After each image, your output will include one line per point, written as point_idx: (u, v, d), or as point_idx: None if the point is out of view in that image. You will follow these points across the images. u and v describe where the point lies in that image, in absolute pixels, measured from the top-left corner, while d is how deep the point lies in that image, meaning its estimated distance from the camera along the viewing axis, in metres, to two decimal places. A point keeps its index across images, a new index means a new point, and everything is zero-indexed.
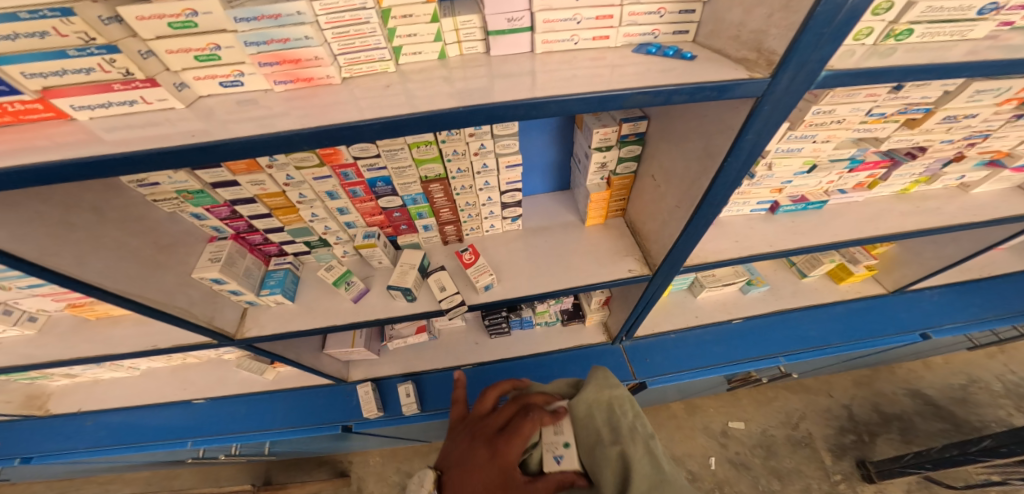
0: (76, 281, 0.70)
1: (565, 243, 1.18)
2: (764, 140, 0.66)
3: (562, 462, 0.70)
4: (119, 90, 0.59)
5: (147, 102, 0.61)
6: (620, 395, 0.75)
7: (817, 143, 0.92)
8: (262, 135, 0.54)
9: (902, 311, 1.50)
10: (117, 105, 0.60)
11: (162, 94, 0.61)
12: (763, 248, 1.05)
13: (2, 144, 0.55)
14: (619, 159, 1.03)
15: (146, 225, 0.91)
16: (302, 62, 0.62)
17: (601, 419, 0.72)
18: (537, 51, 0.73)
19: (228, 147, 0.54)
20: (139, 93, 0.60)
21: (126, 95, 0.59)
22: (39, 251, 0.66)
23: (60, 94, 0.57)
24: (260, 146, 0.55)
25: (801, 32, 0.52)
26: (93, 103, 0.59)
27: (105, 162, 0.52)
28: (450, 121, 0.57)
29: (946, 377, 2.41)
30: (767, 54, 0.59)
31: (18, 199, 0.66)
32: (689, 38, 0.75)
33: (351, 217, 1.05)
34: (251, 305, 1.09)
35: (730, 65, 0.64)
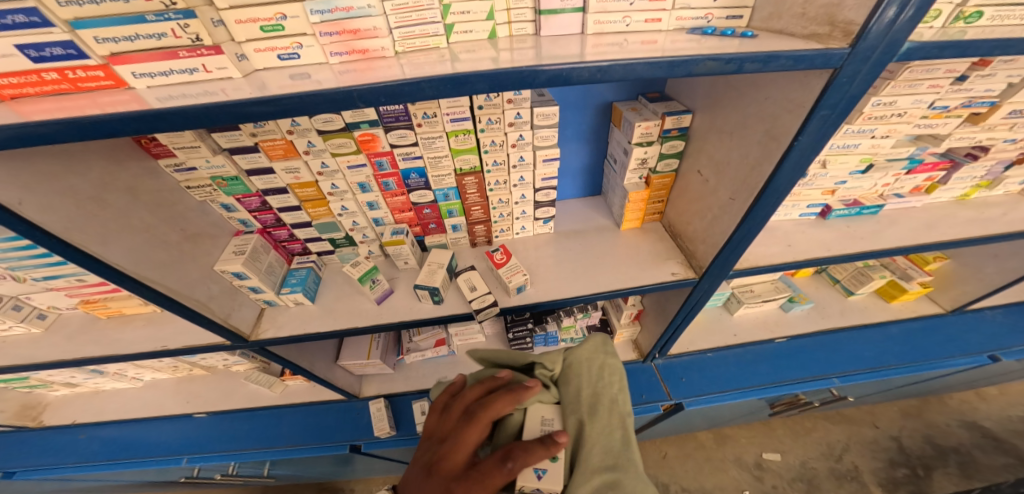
0: (94, 262, 0.66)
1: (600, 247, 1.13)
2: (839, 119, 0.61)
3: (542, 478, 0.62)
4: (184, 56, 0.56)
5: (208, 70, 0.58)
6: (612, 364, 0.73)
7: (876, 138, 0.87)
8: (314, 93, 0.51)
9: (962, 330, 1.38)
10: (178, 74, 0.57)
11: (224, 63, 0.57)
12: (819, 252, 0.98)
13: (58, 109, 0.52)
14: (659, 155, 0.99)
15: (180, 211, 0.86)
16: (359, 32, 0.60)
17: (581, 382, 0.71)
18: (588, 32, 0.70)
19: (275, 110, 0.51)
20: (202, 61, 0.57)
21: (189, 63, 0.56)
22: (65, 226, 0.63)
23: (126, 60, 0.55)
24: (317, 104, 0.51)
25: None
26: (156, 70, 0.57)
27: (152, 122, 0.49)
28: (512, 84, 0.53)
29: (1004, 408, 2.20)
30: (842, 25, 0.55)
31: (57, 171, 0.64)
32: (743, 23, 0.72)
33: (380, 213, 1.01)
34: (269, 305, 1.04)
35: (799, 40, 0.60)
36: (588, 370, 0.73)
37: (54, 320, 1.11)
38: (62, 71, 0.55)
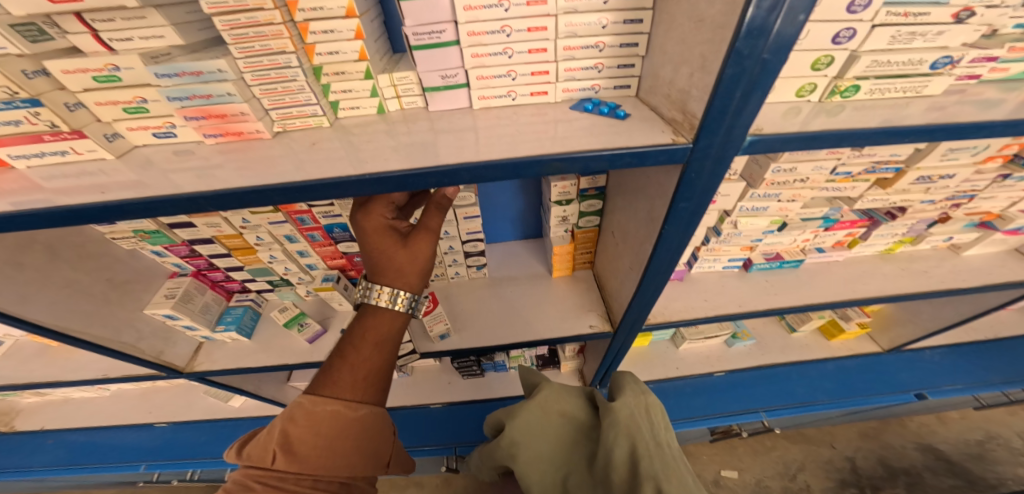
0: (15, 319, 0.68)
1: (529, 295, 1.16)
2: (702, 207, 0.62)
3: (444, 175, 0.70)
4: (49, 140, 0.59)
5: (78, 152, 0.61)
6: (655, 404, 0.67)
7: (783, 202, 0.84)
8: (179, 194, 0.54)
9: (898, 371, 1.40)
10: (50, 155, 0.61)
11: (91, 145, 0.61)
12: (730, 308, 0.99)
13: None
14: (580, 213, 1.00)
15: (104, 262, 0.90)
16: (228, 117, 0.63)
17: (646, 430, 0.61)
18: (475, 106, 0.73)
19: (141, 204, 0.54)
20: (69, 144, 0.59)
21: (57, 146, 0.59)
22: None
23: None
24: (160, 208, 0.55)
25: (713, 96, 0.48)
26: (29, 153, 0.60)
27: (27, 215, 0.53)
28: (358, 191, 0.58)
29: (961, 432, 2.25)
30: (690, 116, 0.55)
31: None
32: (632, 92, 0.72)
33: (312, 259, 1.05)
34: (207, 340, 1.05)
35: (660, 126, 0.60)
36: (636, 413, 0.64)
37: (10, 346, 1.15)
38: None
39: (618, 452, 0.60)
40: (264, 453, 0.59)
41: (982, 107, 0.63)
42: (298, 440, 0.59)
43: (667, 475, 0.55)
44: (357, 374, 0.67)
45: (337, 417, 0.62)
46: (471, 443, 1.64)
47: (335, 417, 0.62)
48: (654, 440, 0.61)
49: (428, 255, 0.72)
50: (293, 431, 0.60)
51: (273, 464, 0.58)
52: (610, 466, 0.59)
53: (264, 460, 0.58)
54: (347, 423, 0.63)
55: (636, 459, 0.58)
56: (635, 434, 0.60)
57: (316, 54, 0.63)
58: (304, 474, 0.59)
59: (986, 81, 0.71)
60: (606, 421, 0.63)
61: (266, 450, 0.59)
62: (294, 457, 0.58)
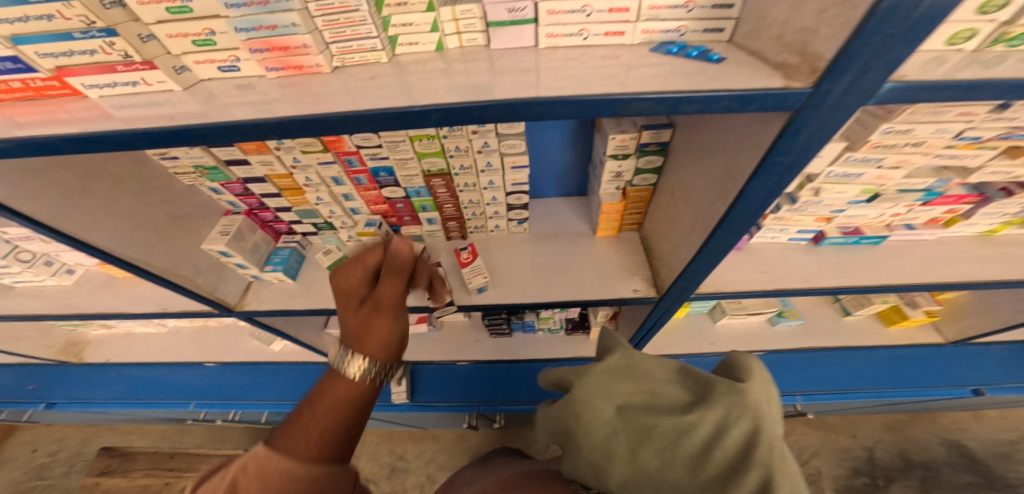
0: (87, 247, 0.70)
1: (571, 253, 1.14)
2: (802, 161, 0.53)
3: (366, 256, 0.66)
4: (121, 70, 0.56)
5: (148, 84, 0.58)
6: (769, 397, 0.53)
7: (883, 168, 0.74)
8: (243, 120, 0.53)
9: (954, 364, 1.32)
10: (122, 86, 0.58)
11: (160, 76, 0.57)
12: (794, 283, 0.93)
13: (28, 118, 0.57)
14: (636, 169, 0.94)
15: (166, 196, 0.90)
16: (290, 49, 0.59)
17: (769, 419, 0.48)
18: (541, 45, 0.66)
19: (214, 131, 0.53)
20: (140, 75, 0.57)
21: (129, 77, 0.57)
22: (54, 213, 0.67)
23: (70, 72, 0.55)
24: (227, 135, 0.53)
25: (857, 33, 0.38)
26: (101, 83, 0.57)
27: (104, 138, 0.52)
28: (421, 123, 0.54)
29: (995, 431, 2.18)
30: (811, 58, 0.44)
31: (42, 167, 0.66)
32: (724, 37, 0.62)
33: (356, 203, 1.04)
34: (255, 279, 1.08)
35: (764, 72, 0.50)
36: (763, 399, 0.49)
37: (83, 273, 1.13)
38: (24, 81, 0.57)
39: (731, 432, 0.46)
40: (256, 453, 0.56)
41: None
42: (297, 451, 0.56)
43: (783, 475, 0.43)
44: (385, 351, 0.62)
45: (290, 474, 0.48)
46: (496, 402, 1.68)
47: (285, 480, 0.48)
48: (771, 433, 0.47)
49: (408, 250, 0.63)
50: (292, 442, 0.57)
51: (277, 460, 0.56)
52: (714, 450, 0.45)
53: None
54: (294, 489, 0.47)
55: (752, 445, 0.44)
56: (759, 422, 0.46)
57: None
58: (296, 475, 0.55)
59: None
60: (725, 386, 0.48)
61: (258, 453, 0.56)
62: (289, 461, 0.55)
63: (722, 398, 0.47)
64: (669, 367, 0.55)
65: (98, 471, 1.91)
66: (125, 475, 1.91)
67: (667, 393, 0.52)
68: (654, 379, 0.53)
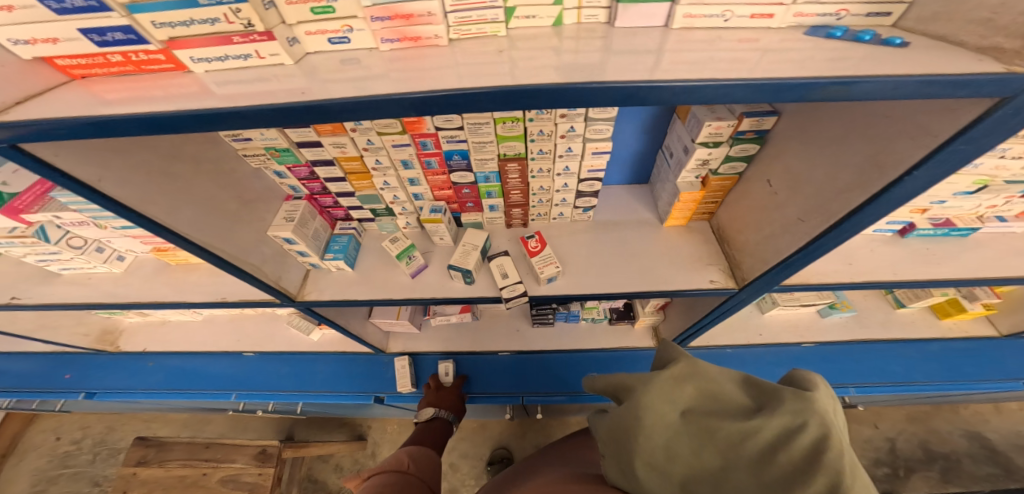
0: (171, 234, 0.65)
1: (639, 242, 1.11)
2: (978, 152, 0.49)
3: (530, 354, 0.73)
4: (236, 42, 0.49)
5: (261, 57, 0.52)
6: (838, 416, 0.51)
7: (1005, 158, 0.69)
8: (372, 97, 0.48)
9: (1011, 358, 1.31)
10: (233, 60, 0.52)
11: (275, 49, 0.51)
12: (884, 275, 0.89)
13: (120, 95, 0.50)
14: (725, 157, 0.90)
15: (237, 179, 0.82)
16: (412, 18, 0.52)
17: (840, 433, 0.46)
18: (675, 26, 0.61)
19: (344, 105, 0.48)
20: (255, 47, 0.50)
21: (243, 49, 0.50)
22: (142, 197, 0.62)
23: (182, 45, 0.49)
24: (365, 109, 0.49)
25: None
26: (211, 56, 0.51)
27: (219, 115, 0.47)
28: (569, 100, 0.50)
29: (1016, 423, 2.24)
30: None
31: (124, 147, 0.61)
32: (888, 22, 0.55)
33: (420, 188, 0.99)
34: (314, 267, 1.03)
35: (971, 55, 0.44)
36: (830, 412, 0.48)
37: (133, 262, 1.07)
38: (126, 53, 0.50)
39: (799, 437, 0.45)
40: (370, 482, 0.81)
41: None
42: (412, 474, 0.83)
43: (857, 484, 0.41)
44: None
45: None
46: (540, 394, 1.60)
47: None
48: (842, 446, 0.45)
49: None
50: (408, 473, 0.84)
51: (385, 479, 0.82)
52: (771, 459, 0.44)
53: None
54: None
55: (822, 451, 0.43)
56: (828, 428, 0.45)
57: None
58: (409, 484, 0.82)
59: None
60: (787, 394, 0.48)
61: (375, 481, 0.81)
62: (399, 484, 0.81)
63: (787, 406, 0.47)
64: (733, 377, 0.55)
65: (135, 462, 1.88)
66: (162, 465, 1.87)
67: (729, 399, 0.52)
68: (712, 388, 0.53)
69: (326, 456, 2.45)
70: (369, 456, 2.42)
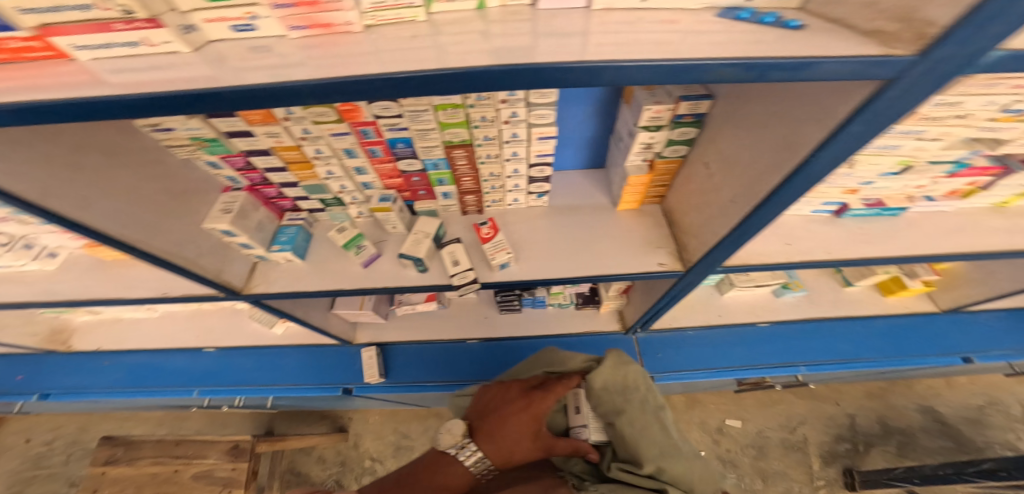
0: (84, 229, 0.62)
1: (592, 226, 1.12)
2: (870, 136, 0.51)
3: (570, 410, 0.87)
4: (121, 28, 0.46)
5: (151, 44, 0.48)
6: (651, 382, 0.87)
7: (923, 141, 0.72)
8: (265, 85, 0.45)
9: (951, 333, 1.38)
10: (120, 47, 0.48)
11: (166, 36, 0.48)
12: (817, 255, 0.93)
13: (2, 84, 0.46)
14: (667, 141, 0.92)
15: (162, 170, 0.80)
16: (319, 4, 0.49)
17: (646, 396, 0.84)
18: (595, 7, 0.61)
19: (237, 94, 0.45)
20: (142, 34, 0.47)
21: (129, 36, 0.47)
22: (45, 190, 0.58)
23: (59, 31, 0.46)
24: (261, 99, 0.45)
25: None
26: (95, 43, 0.48)
27: (104, 105, 0.44)
28: (480, 85, 0.47)
29: (965, 397, 2.38)
30: (917, 24, 0.41)
31: (22, 136, 0.57)
32: (793, 5, 0.57)
33: (368, 178, 0.98)
34: (261, 260, 1.02)
35: (854, 39, 0.46)
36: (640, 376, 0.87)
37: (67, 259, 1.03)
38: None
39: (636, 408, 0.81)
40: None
41: None
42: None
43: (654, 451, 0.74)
44: (526, 429, 0.74)
45: None
46: None
47: None
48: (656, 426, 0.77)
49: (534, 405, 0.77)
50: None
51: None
52: (653, 438, 0.76)
53: None
54: None
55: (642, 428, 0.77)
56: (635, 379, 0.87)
57: None
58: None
59: None
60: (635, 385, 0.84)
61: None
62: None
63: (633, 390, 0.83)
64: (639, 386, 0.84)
65: (103, 461, 1.85)
66: (131, 463, 1.86)
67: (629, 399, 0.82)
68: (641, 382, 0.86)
69: (308, 449, 2.46)
70: (352, 447, 2.45)
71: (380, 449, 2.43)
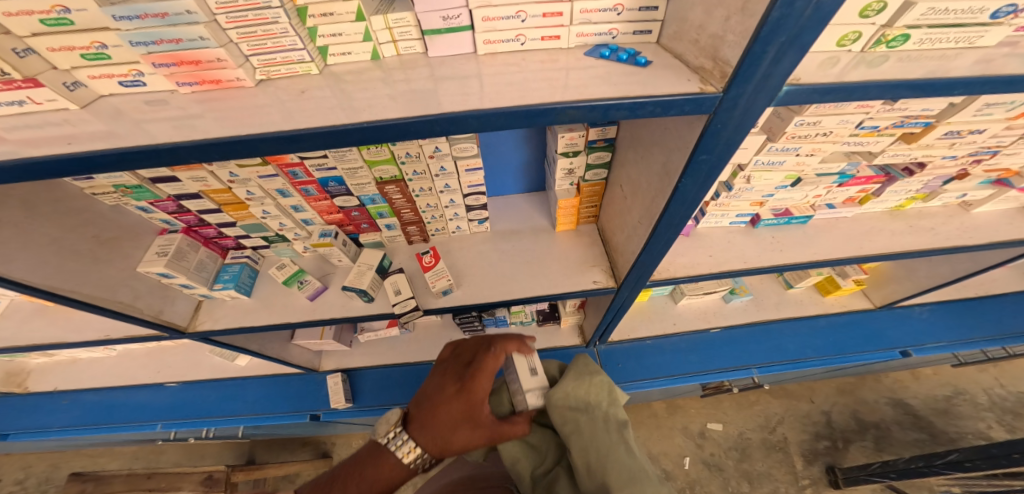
0: (8, 282, 0.65)
1: (532, 248, 1.17)
2: (722, 163, 0.61)
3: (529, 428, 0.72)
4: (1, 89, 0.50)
5: (37, 102, 0.52)
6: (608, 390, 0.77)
7: (801, 156, 0.81)
8: (140, 147, 0.48)
9: (889, 329, 1.45)
10: (6, 106, 0.52)
11: (50, 95, 0.51)
12: (736, 265, 1.00)
13: None
14: (587, 165, 0.99)
15: (87, 218, 0.85)
16: (202, 64, 0.53)
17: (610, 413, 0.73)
18: (479, 52, 0.66)
19: (119, 156, 0.48)
20: (25, 93, 0.50)
21: (11, 96, 0.51)
22: None
23: None
24: (136, 160, 0.48)
25: (753, 41, 0.43)
26: None
27: None
28: (355, 140, 0.53)
29: (933, 387, 2.44)
30: (721, 64, 0.50)
31: None
32: (653, 39, 0.65)
33: (307, 214, 1.02)
34: (206, 298, 1.05)
35: (685, 75, 0.55)
36: (600, 389, 0.76)
37: (9, 305, 1.05)
38: None
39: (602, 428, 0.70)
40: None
41: None
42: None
43: (626, 484, 0.61)
44: (460, 415, 0.73)
45: None
46: None
47: None
48: (624, 456, 0.66)
49: (459, 400, 0.74)
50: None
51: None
52: (621, 465, 0.64)
53: None
54: None
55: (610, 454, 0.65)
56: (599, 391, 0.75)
57: None
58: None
59: None
60: (598, 396, 0.74)
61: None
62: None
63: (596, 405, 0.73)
64: (603, 399, 0.74)
65: None
66: None
67: (595, 416, 0.71)
68: (605, 399, 0.75)
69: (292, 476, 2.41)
70: None
71: None
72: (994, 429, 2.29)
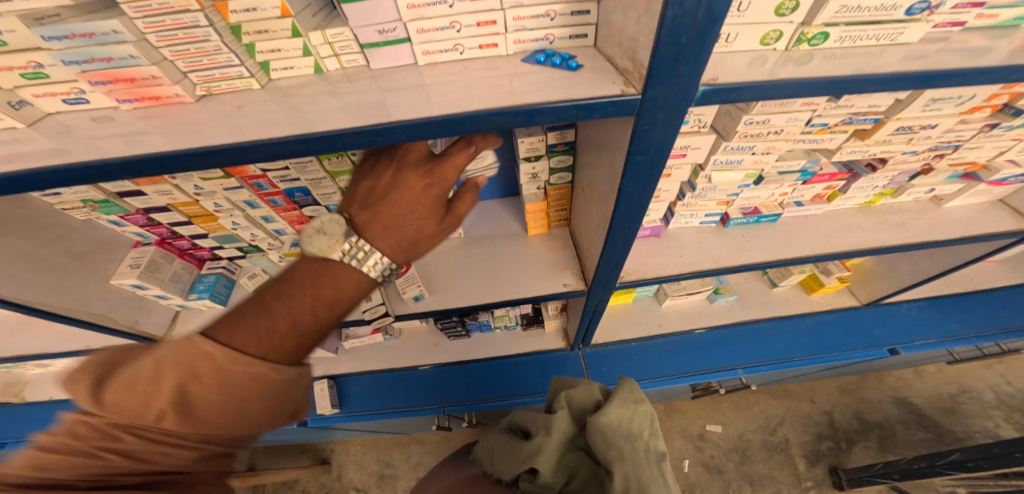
0: None
1: (504, 253, 1.17)
2: (660, 162, 0.61)
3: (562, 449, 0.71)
4: None
5: None
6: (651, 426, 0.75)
7: (757, 155, 0.81)
8: (71, 164, 0.49)
9: (876, 326, 1.43)
10: None
11: None
12: (705, 264, 0.99)
13: None
14: (550, 169, 0.98)
15: (58, 232, 0.88)
16: (138, 81, 0.55)
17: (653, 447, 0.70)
18: (420, 62, 0.67)
19: (51, 173, 0.49)
20: None
21: None
22: None
23: None
24: (70, 177, 0.50)
25: (657, 43, 0.43)
26: None
27: None
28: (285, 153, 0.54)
29: (937, 385, 2.37)
30: (639, 65, 0.50)
31: None
32: (589, 43, 0.67)
33: (278, 225, 1.04)
34: (183, 308, 1.08)
35: (611, 78, 0.56)
36: (643, 419, 0.74)
37: None
38: None
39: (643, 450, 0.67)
40: (60, 460, 0.42)
41: (970, 57, 0.53)
42: (199, 398, 0.46)
43: None
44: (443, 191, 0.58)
45: (211, 357, 0.46)
46: (462, 403, 1.63)
47: (216, 368, 0.46)
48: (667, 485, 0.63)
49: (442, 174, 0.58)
50: (194, 389, 0.46)
51: (156, 425, 0.46)
52: None
53: (147, 417, 0.45)
54: (230, 370, 0.47)
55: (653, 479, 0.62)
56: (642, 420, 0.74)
57: (231, 11, 0.56)
58: (201, 439, 0.49)
59: (970, 27, 0.59)
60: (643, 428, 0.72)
61: (74, 453, 0.43)
62: (188, 419, 0.46)
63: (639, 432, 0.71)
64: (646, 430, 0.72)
65: None
66: None
67: (637, 439, 0.68)
68: (647, 429, 0.74)
69: (291, 483, 2.42)
70: (335, 479, 2.41)
71: (362, 480, 2.40)
72: (1003, 427, 2.22)
